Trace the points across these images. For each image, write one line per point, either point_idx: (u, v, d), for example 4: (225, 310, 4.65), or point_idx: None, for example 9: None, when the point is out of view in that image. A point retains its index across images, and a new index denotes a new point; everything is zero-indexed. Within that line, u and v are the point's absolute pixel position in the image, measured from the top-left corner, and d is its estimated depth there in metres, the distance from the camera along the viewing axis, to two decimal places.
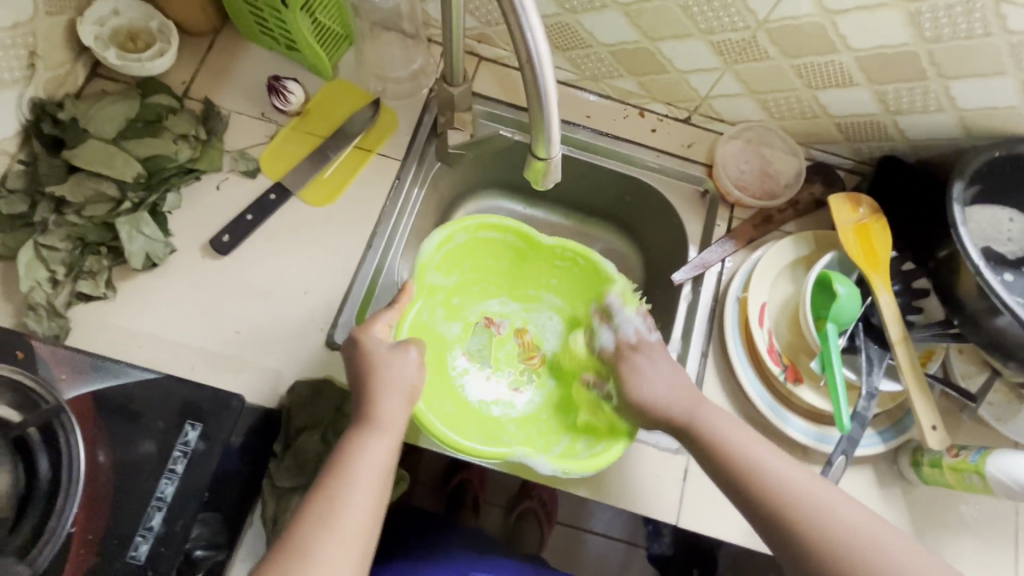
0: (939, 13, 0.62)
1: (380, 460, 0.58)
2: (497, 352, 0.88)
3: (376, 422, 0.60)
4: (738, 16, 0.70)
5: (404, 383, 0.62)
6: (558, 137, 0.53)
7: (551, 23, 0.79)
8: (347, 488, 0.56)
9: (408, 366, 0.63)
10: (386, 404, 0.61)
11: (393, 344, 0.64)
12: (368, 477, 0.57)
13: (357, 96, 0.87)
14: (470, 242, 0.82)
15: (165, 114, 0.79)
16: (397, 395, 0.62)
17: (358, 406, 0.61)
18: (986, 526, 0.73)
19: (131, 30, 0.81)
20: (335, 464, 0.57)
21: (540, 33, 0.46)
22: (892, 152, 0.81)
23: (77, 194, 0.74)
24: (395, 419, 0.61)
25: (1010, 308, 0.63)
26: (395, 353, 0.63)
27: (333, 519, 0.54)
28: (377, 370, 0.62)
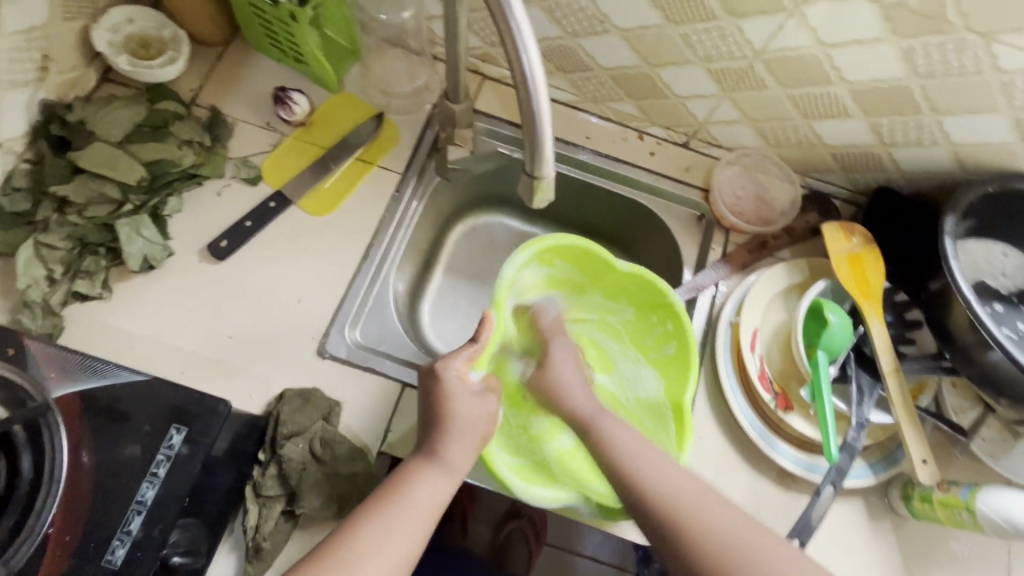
0: (931, 50, 0.63)
1: (436, 495, 0.59)
2: (554, 360, 0.85)
3: (446, 459, 0.60)
4: (735, 46, 0.71)
5: (474, 424, 0.63)
6: (552, 156, 0.54)
7: (554, 45, 0.81)
8: (404, 513, 0.56)
9: (483, 413, 0.65)
10: (459, 443, 0.61)
11: (473, 388, 0.65)
12: (423, 507, 0.57)
13: (362, 110, 0.88)
14: (542, 269, 0.78)
15: (171, 119, 0.81)
16: (469, 437, 0.62)
17: (426, 440, 0.62)
18: (978, 564, 0.72)
19: (144, 38, 0.83)
20: (398, 482, 0.58)
21: (535, 52, 0.48)
22: (887, 183, 0.82)
23: (80, 195, 0.75)
24: (462, 462, 0.61)
25: (999, 343, 0.63)
26: (474, 398, 0.64)
27: (384, 536, 0.54)
28: (454, 411, 0.62)
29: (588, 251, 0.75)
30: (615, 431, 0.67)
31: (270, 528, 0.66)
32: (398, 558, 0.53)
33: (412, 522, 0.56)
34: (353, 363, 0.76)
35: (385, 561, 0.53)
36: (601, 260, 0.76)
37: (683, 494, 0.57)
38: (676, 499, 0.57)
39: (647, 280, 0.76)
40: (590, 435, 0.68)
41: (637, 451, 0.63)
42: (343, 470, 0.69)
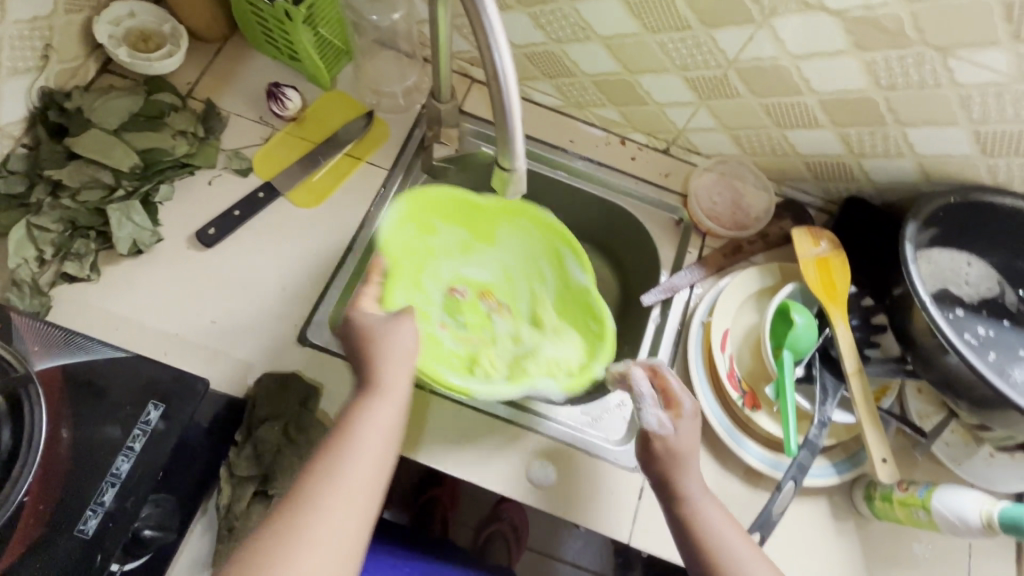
0: (892, 63, 0.66)
1: (386, 428, 0.56)
2: (465, 312, 0.89)
3: (383, 388, 0.58)
4: (709, 54, 0.74)
5: (400, 346, 0.60)
6: (522, 150, 0.56)
7: (539, 51, 0.84)
8: (350, 452, 0.53)
9: (404, 336, 0.61)
10: (388, 370, 0.59)
11: (386, 316, 0.62)
12: (371, 442, 0.54)
13: (352, 107, 0.91)
14: (422, 232, 0.84)
15: (167, 110, 0.83)
16: (399, 362, 0.60)
17: (359, 379, 0.59)
18: (939, 566, 0.73)
19: (144, 32, 0.87)
20: (343, 428, 0.55)
21: (507, 51, 0.51)
22: (858, 193, 0.85)
23: (73, 179, 0.77)
24: (400, 388, 0.59)
25: (954, 345, 0.65)
26: (392, 320, 0.62)
27: (336, 476, 0.52)
28: (375, 340, 0.60)
29: (455, 199, 0.82)
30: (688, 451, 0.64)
31: (243, 508, 0.67)
32: (357, 499, 0.51)
33: (367, 461, 0.53)
34: (333, 351, 0.78)
35: (348, 508, 0.51)
36: (464, 203, 0.83)
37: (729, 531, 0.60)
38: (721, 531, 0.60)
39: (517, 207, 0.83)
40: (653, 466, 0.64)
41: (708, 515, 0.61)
42: None
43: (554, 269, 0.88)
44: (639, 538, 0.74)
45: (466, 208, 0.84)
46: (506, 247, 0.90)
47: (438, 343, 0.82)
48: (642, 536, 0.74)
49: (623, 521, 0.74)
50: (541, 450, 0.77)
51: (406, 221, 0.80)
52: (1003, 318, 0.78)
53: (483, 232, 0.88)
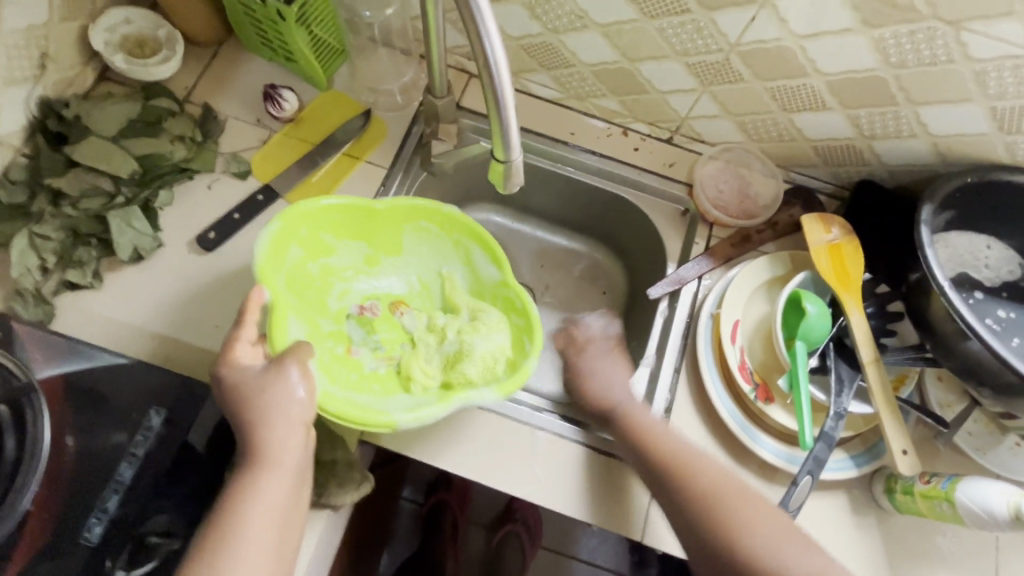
0: (901, 39, 0.63)
1: (276, 500, 0.56)
2: (380, 327, 0.84)
3: (269, 458, 0.56)
4: (710, 39, 0.72)
5: (283, 407, 0.58)
6: (516, 141, 0.55)
7: (536, 42, 0.82)
8: (239, 530, 0.54)
9: (287, 393, 0.59)
10: (273, 436, 0.57)
11: (265, 371, 0.60)
12: (258, 519, 0.54)
13: (349, 106, 0.90)
14: (314, 254, 0.80)
15: (165, 116, 0.84)
16: (286, 424, 0.58)
17: (244, 446, 0.58)
18: (966, 560, 0.71)
19: (139, 38, 0.86)
20: (228, 505, 0.55)
21: (498, 39, 0.50)
22: (869, 176, 0.82)
23: (73, 188, 0.77)
24: (289, 453, 0.57)
25: (974, 330, 0.62)
26: (272, 379, 0.59)
27: (226, 558, 0.52)
28: (255, 401, 0.58)
29: (344, 209, 0.78)
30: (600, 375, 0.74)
31: None
32: None
33: (253, 540, 0.54)
34: None
35: None
36: (358, 212, 0.78)
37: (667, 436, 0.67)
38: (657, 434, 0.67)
39: (414, 209, 0.80)
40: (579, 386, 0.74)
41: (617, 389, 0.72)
42: (322, 457, 0.67)
43: (463, 261, 0.85)
44: (652, 537, 0.69)
45: (352, 218, 0.79)
46: (415, 252, 0.87)
47: (363, 361, 0.80)
48: (656, 536, 0.69)
49: (634, 520, 0.70)
50: (547, 450, 0.72)
51: (286, 246, 0.75)
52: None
53: (382, 241, 0.85)
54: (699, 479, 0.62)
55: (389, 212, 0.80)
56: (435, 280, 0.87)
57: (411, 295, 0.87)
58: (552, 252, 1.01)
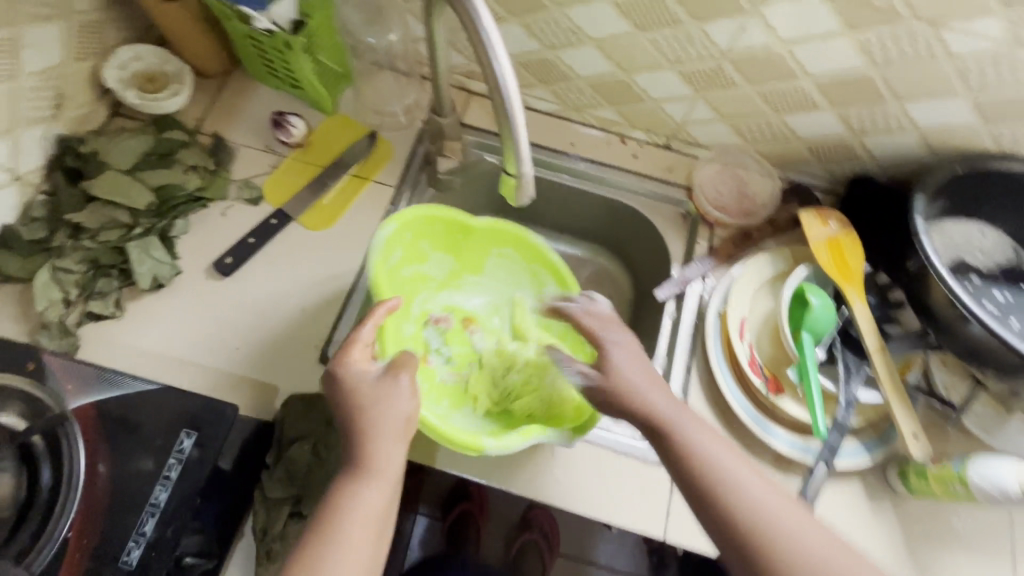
0: (884, 40, 0.66)
1: (374, 509, 0.55)
2: (454, 339, 0.88)
3: (372, 465, 0.57)
4: (702, 48, 0.74)
5: (389, 417, 0.59)
6: (528, 156, 0.58)
7: (534, 58, 0.85)
8: (337, 539, 0.52)
9: (394, 402, 0.60)
10: (380, 444, 0.58)
11: (378, 377, 0.62)
12: (354, 527, 0.53)
13: (355, 129, 0.93)
14: (410, 260, 0.85)
15: (177, 147, 0.86)
16: (394, 433, 0.59)
17: (347, 454, 0.58)
18: (981, 540, 0.73)
19: (149, 73, 0.89)
20: (329, 513, 0.54)
21: (507, 62, 0.53)
22: (862, 171, 0.85)
23: (93, 221, 0.79)
24: (391, 462, 0.58)
25: (974, 314, 0.65)
26: (384, 388, 0.61)
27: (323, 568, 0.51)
28: (365, 408, 0.59)
29: (440, 220, 0.82)
30: (630, 364, 0.63)
31: (280, 529, 0.66)
32: None
33: (350, 549, 0.52)
34: None
35: None
36: (455, 225, 0.83)
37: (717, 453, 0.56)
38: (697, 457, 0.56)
39: (512, 233, 0.84)
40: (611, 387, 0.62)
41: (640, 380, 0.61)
42: None
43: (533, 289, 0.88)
44: (674, 532, 0.73)
45: (450, 231, 0.84)
46: (494, 275, 0.90)
47: (438, 371, 0.84)
48: (676, 531, 0.73)
49: (655, 517, 0.74)
50: (569, 454, 0.76)
51: (393, 249, 0.79)
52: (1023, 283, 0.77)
53: (467, 259, 0.89)
54: (730, 474, 0.54)
55: (485, 231, 0.84)
56: (506, 302, 0.91)
57: (484, 316, 0.91)
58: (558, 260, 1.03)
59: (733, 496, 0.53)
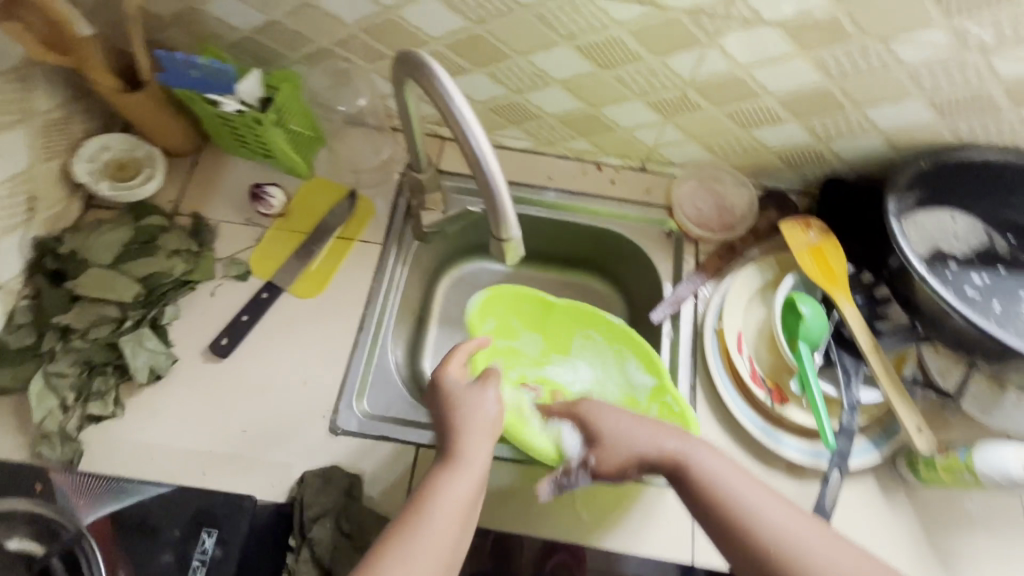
0: (838, 57, 0.69)
1: (462, 497, 0.57)
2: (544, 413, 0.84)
3: (463, 455, 0.60)
4: (666, 79, 0.76)
5: (483, 419, 0.64)
6: (514, 218, 0.59)
7: (503, 103, 0.86)
8: (427, 521, 0.54)
9: (484, 405, 0.65)
10: (470, 439, 0.62)
11: (471, 384, 0.67)
12: (449, 508, 0.56)
13: (334, 190, 0.93)
14: (502, 333, 0.90)
15: (157, 233, 0.85)
16: (482, 432, 0.63)
17: (440, 446, 0.62)
18: (993, 518, 0.75)
19: (120, 160, 0.89)
20: (421, 496, 0.57)
21: (480, 131, 0.55)
22: (833, 172, 0.88)
23: (82, 320, 0.78)
24: (479, 457, 0.61)
25: (956, 309, 0.67)
26: (475, 392, 0.65)
27: (413, 544, 0.53)
28: (460, 405, 0.64)
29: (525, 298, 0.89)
30: (703, 456, 0.60)
31: None
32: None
33: (440, 533, 0.54)
34: (366, 435, 0.79)
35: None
36: (538, 301, 0.89)
37: (805, 538, 0.53)
38: (785, 547, 0.53)
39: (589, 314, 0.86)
40: (682, 476, 0.60)
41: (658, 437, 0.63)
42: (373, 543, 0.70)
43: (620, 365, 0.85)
44: (703, 555, 0.74)
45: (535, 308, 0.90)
46: (586, 358, 0.89)
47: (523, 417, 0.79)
48: (705, 553, 0.74)
49: (682, 541, 0.75)
50: (590, 490, 0.77)
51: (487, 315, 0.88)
52: (998, 265, 0.80)
53: (557, 339, 0.90)
54: (771, 529, 0.54)
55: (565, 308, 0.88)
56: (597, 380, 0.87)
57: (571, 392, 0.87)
58: (551, 289, 1.04)
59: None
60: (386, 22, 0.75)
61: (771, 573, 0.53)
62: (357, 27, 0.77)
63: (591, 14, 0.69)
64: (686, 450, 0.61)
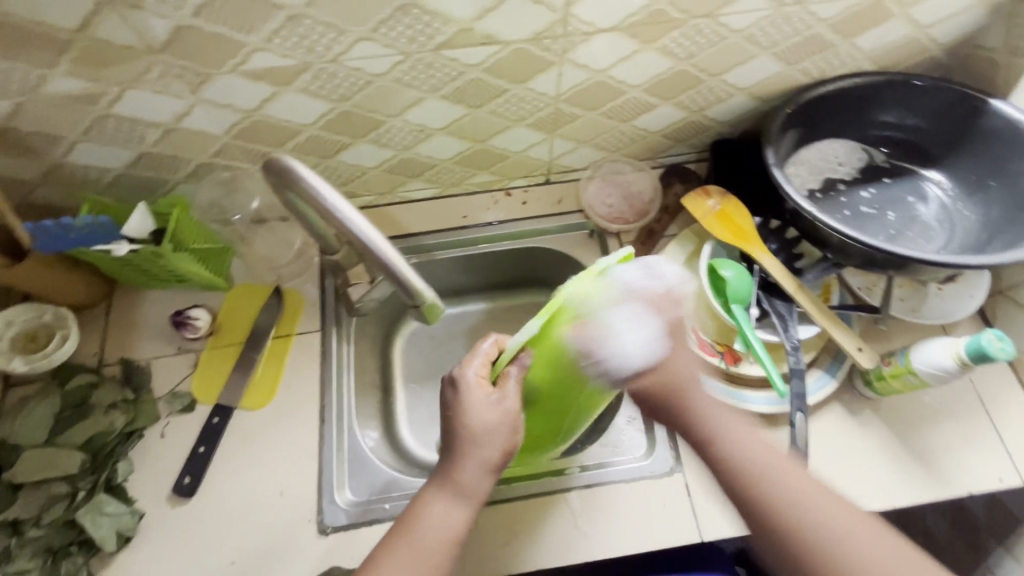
0: (678, 41, 0.73)
1: (447, 523, 0.60)
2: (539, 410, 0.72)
3: (457, 480, 0.61)
4: (536, 100, 0.79)
5: (486, 435, 0.61)
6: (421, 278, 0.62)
7: (395, 162, 0.87)
8: (416, 544, 0.59)
9: (489, 415, 0.61)
10: (466, 460, 0.61)
11: (490, 392, 0.62)
12: (437, 536, 0.60)
13: (258, 292, 0.92)
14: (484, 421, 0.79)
15: (88, 390, 0.82)
16: (478, 451, 0.61)
17: (441, 462, 0.63)
18: (950, 405, 0.81)
19: (29, 331, 0.85)
20: (411, 519, 0.61)
21: (358, 215, 0.57)
22: (718, 135, 0.93)
23: (29, 509, 0.73)
24: (477, 484, 0.62)
25: (848, 236, 0.72)
26: (483, 400, 0.62)
27: (409, 557, 0.59)
28: (465, 410, 0.61)
29: None
30: (728, 430, 0.63)
31: None
32: None
33: (426, 555, 0.59)
34: (357, 523, 0.77)
35: None
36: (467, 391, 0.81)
37: (847, 530, 0.56)
38: (833, 535, 0.55)
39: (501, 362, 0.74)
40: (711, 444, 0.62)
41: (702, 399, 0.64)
42: None
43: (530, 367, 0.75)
44: (710, 530, 0.76)
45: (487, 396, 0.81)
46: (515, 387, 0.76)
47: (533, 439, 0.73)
48: (711, 528, 0.76)
49: (688, 523, 0.76)
50: (588, 503, 0.78)
51: None
52: (883, 177, 0.86)
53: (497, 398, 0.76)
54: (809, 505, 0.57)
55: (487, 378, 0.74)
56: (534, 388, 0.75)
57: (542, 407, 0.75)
58: (501, 317, 1.06)
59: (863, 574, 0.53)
60: (253, 124, 0.75)
61: (816, 558, 0.55)
62: (228, 136, 0.77)
63: (443, 66, 0.71)
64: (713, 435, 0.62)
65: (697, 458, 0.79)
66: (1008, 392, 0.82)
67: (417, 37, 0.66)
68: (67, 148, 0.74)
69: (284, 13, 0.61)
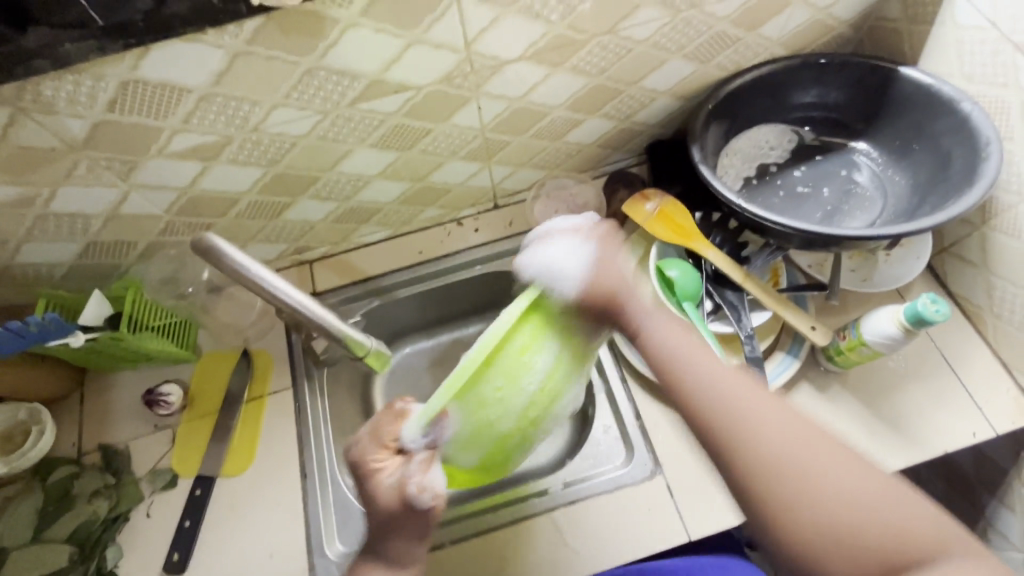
0: (588, 58, 0.76)
1: None
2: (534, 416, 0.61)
3: (388, 556, 0.62)
4: (463, 134, 0.81)
5: (396, 512, 0.61)
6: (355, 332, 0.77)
7: (341, 212, 0.89)
8: None
9: (394, 492, 0.60)
10: (394, 534, 0.61)
11: (397, 463, 0.62)
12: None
13: (228, 357, 0.93)
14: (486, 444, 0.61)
15: (69, 482, 0.82)
16: (400, 526, 0.61)
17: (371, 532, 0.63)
18: (915, 367, 0.81)
19: (5, 431, 0.86)
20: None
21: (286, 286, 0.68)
22: (652, 137, 0.95)
23: None
24: (408, 555, 0.62)
25: (778, 223, 0.72)
26: (382, 482, 0.61)
27: None
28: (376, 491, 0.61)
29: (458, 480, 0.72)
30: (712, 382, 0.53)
31: None
32: None
33: None
34: None
35: None
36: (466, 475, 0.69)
37: (800, 440, 0.48)
38: (821, 491, 0.45)
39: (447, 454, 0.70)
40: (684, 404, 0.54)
41: (672, 348, 0.57)
42: None
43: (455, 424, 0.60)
44: (697, 527, 0.76)
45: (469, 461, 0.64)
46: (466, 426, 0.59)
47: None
48: (697, 524, 0.76)
49: (674, 524, 0.76)
50: (574, 518, 0.78)
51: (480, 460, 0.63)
52: (815, 155, 0.88)
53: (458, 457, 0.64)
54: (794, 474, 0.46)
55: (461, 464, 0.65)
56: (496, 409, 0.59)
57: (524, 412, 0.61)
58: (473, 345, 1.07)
59: (813, 491, 0.45)
60: (191, 199, 0.77)
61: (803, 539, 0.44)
62: (169, 214, 0.78)
63: (363, 118, 0.73)
64: (689, 391, 0.54)
65: (675, 457, 0.80)
66: (968, 346, 0.83)
67: (331, 95, 0.69)
68: (14, 250, 0.76)
69: (196, 94, 0.63)
